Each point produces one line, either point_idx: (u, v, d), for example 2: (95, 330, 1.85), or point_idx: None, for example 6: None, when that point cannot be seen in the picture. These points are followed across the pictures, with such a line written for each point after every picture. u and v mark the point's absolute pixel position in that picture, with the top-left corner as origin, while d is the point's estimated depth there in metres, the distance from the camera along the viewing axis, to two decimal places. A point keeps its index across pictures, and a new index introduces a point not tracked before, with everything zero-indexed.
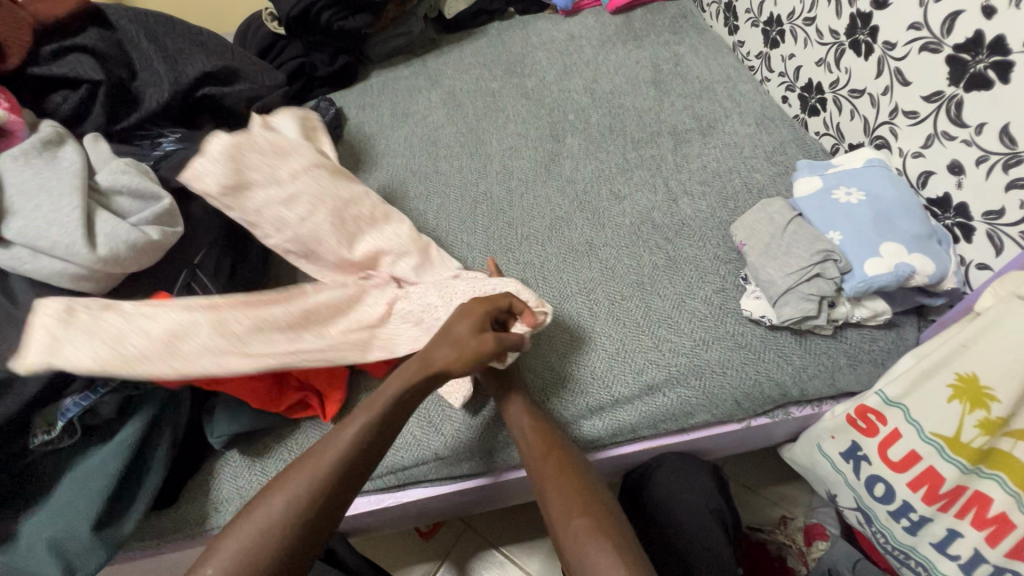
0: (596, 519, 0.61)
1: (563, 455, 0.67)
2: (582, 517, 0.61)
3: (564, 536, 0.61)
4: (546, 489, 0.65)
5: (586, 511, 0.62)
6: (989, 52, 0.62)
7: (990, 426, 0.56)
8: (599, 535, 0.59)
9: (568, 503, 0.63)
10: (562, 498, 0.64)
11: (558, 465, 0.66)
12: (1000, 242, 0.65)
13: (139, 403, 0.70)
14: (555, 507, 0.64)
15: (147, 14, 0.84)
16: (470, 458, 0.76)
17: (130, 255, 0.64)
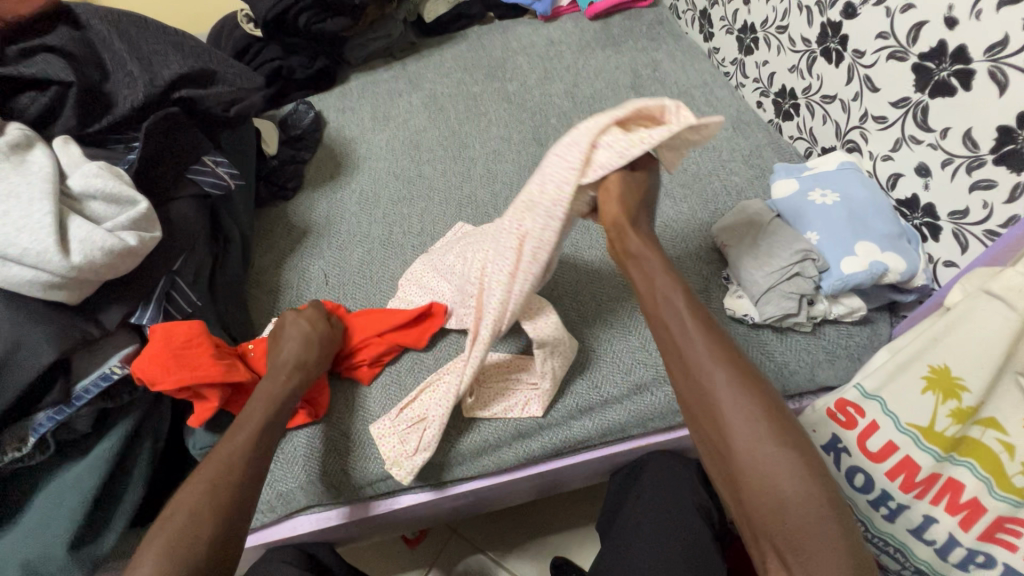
0: (776, 418, 0.53)
1: (728, 348, 0.57)
2: (760, 415, 0.52)
3: (731, 434, 0.52)
4: (712, 382, 0.54)
5: (768, 408, 0.53)
6: (952, 61, 0.65)
7: (962, 415, 0.59)
8: (780, 433, 0.52)
9: (746, 399, 0.53)
10: (740, 398, 0.53)
11: (728, 357, 0.56)
12: (966, 241, 0.68)
13: (116, 415, 0.68)
14: (726, 404, 0.53)
15: (118, 14, 0.82)
16: (464, 461, 0.76)
17: (106, 262, 0.62)
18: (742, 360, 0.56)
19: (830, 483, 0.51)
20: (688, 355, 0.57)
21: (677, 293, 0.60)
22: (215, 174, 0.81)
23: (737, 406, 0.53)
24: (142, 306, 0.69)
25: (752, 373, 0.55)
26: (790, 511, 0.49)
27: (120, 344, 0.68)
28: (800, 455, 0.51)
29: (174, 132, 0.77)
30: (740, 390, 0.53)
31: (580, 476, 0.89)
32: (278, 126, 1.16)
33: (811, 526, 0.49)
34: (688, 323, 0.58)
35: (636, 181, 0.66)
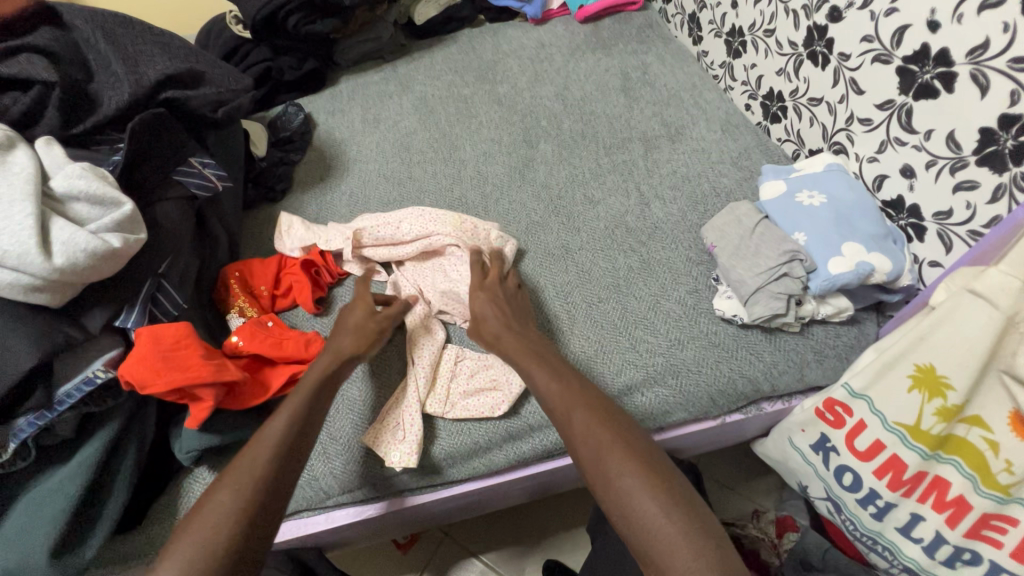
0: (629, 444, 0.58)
1: (587, 405, 0.62)
2: (612, 445, 0.57)
3: (594, 466, 0.57)
4: (571, 424, 0.61)
5: (616, 441, 0.58)
6: (935, 64, 0.66)
7: (947, 413, 0.60)
8: (627, 457, 0.56)
9: (599, 434, 0.58)
10: (592, 453, 0.58)
11: (582, 398, 0.62)
12: (950, 241, 0.69)
13: (100, 419, 0.67)
14: (586, 441, 0.59)
15: (103, 14, 0.81)
16: (454, 463, 0.75)
17: (89, 265, 0.61)
18: (597, 399, 0.63)
19: (684, 496, 0.54)
20: (557, 418, 0.62)
21: (537, 356, 0.69)
22: (202, 175, 0.80)
23: (596, 440, 0.58)
24: (126, 309, 0.68)
25: (604, 408, 0.62)
26: (653, 526, 0.51)
27: (104, 347, 0.66)
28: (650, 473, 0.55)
29: (160, 133, 0.76)
30: (595, 425, 0.59)
31: (571, 478, 0.89)
32: (267, 127, 1.15)
33: (671, 538, 0.50)
34: (547, 374, 0.66)
35: (497, 285, 0.80)
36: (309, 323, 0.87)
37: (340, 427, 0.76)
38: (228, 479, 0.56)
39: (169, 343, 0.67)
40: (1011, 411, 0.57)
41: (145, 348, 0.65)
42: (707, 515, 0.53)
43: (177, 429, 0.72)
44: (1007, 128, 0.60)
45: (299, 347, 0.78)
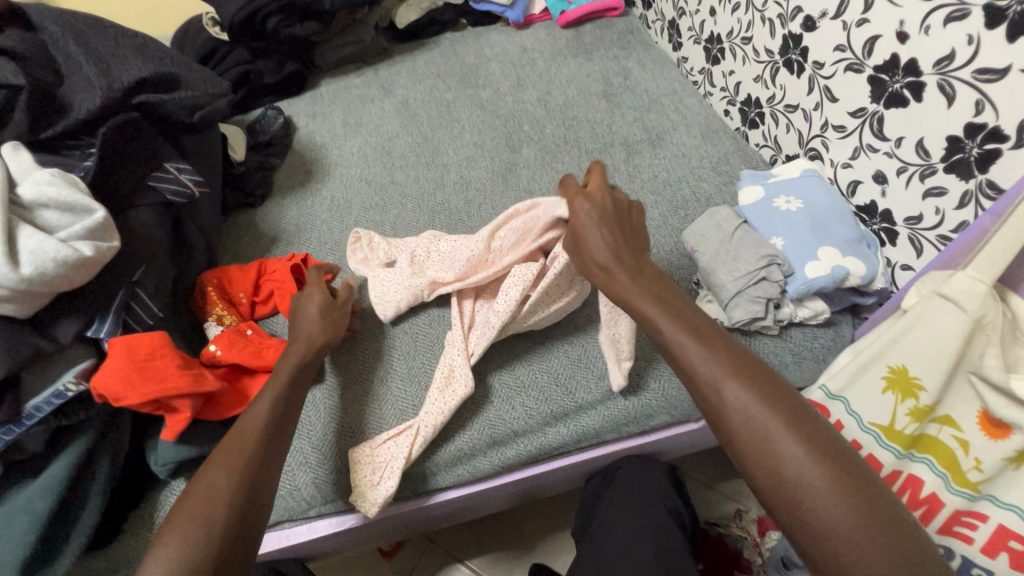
0: (794, 419, 0.47)
1: (745, 370, 0.49)
2: (783, 434, 0.46)
3: (751, 445, 0.46)
4: (716, 396, 0.49)
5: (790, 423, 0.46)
6: (904, 73, 0.68)
7: (920, 413, 0.61)
8: (805, 451, 0.45)
9: (757, 410, 0.47)
10: (769, 430, 0.46)
11: (731, 359, 0.50)
12: (921, 246, 0.71)
13: (71, 433, 0.65)
14: (741, 414, 0.48)
15: (74, 16, 0.79)
16: (443, 471, 0.75)
17: (58, 274, 0.59)
18: (747, 358, 0.51)
19: (868, 484, 0.44)
20: (701, 380, 0.50)
21: (661, 301, 0.56)
22: (177, 181, 0.78)
23: (756, 416, 0.47)
24: (98, 319, 0.66)
25: (759, 373, 0.49)
26: (830, 519, 0.42)
27: (75, 359, 0.65)
28: (828, 457, 0.45)
29: (133, 138, 0.74)
30: (749, 395, 0.48)
31: (555, 483, 0.89)
32: (245, 131, 1.13)
33: (855, 535, 0.42)
34: (679, 329, 0.53)
35: (604, 200, 0.64)
36: None
37: (319, 435, 0.75)
38: (201, 480, 0.54)
39: (142, 350, 0.65)
40: (979, 411, 0.59)
41: (117, 356, 0.64)
42: (889, 506, 0.43)
43: (153, 441, 0.70)
44: (972, 136, 0.62)
45: (279, 355, 0.78)
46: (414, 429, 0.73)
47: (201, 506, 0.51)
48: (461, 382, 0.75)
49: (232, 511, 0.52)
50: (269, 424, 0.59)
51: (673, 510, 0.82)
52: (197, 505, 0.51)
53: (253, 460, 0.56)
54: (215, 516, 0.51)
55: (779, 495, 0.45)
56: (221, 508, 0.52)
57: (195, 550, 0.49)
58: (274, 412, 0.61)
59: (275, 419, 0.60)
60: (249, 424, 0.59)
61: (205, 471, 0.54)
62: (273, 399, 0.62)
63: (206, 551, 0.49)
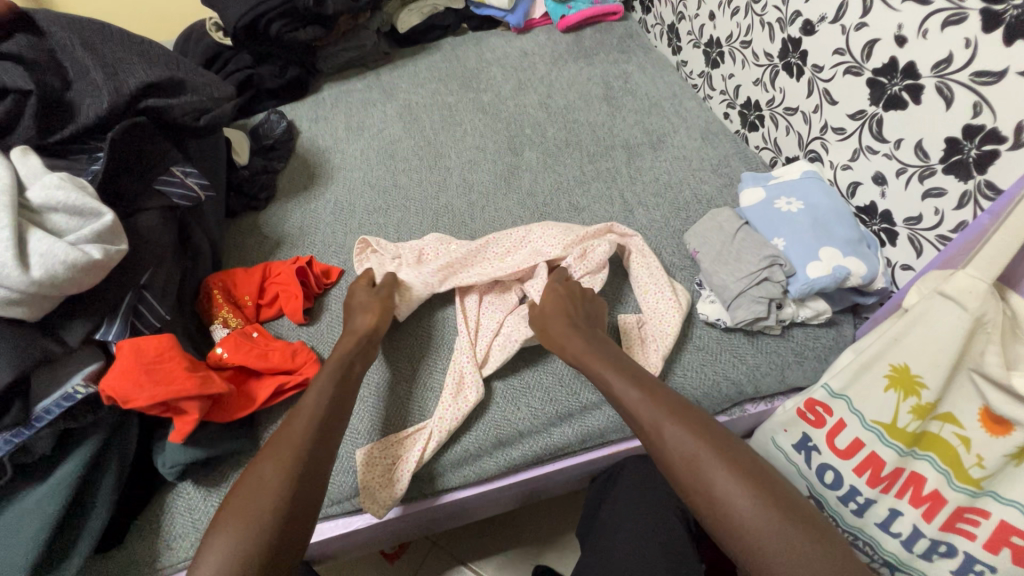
0: (723, 450, 0.57)
1: (676, 408, 0.61)
2: (709, 458, 0.56)
3: (688, 475, 0.57)
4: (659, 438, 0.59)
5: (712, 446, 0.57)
6: (903, 76, 0.69)
7: (922, 411, 0.62)
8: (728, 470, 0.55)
9: (691, 444, 0.57)
10: (699, 453, 0.57)
11: (668, 407, 0.61)
12: (921, 246, 0.72)
13: (80, 436, 0.65)
14: (676, 445, 0.58)
15: (80, 22, 0.79)
16: (448, 472, 0.75)
17: (68, 277, 0.60)
18: (681, 405, 0.62)
19: (785, 500, 0.54)
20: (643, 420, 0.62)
21: (614, 363, 0.68)
22: (184, 185, 0.78)
23: (687, 444, 0.58)
24: (107, 322, 0.66)
25: (692, 416, 0.60)
26: (757, 532, 0.52)
27: (83, 362, 0.65)
28: (753, 479, 0.55)
29: (141, 141, 0.75)
30: (684, 433, 0.58)
31: (559, 484, 0.90)
32: (249, 135, 1.14)
33: (780, 544, 0.51)
34: (630, 385, 0.64)
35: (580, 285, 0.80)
36: (295, 333, 0.87)
37: None
38: (250, 484, 0.56)
39: (149, 353, 0.65)
40: (981, 408, 0.60)
41: (125, 360, 0.64)
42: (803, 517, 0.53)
43: (161, 443, 0.71)
44: (971, 138, 0.63)
45: (286, 358, 0.78)
46: (427, 431, 0.74)
47: (252, 510, 0.54)
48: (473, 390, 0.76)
49: (278, 518, 0.54)
50: (316, 430, 0.62)
51: (678, 509, 0.82)
52: (247, 510, 0.54)
53: (299, 467, 0.58)
54: (263, 522, 0.53)
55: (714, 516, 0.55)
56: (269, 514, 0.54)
57: (247, 540, 0.52)
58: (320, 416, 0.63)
59: (322, 417, 0.63)
60: (298, 427, 0.61)
61: (253, 476, 0.57)
62: (320, 402, 0.64)
63: (255, 556, 0.52)
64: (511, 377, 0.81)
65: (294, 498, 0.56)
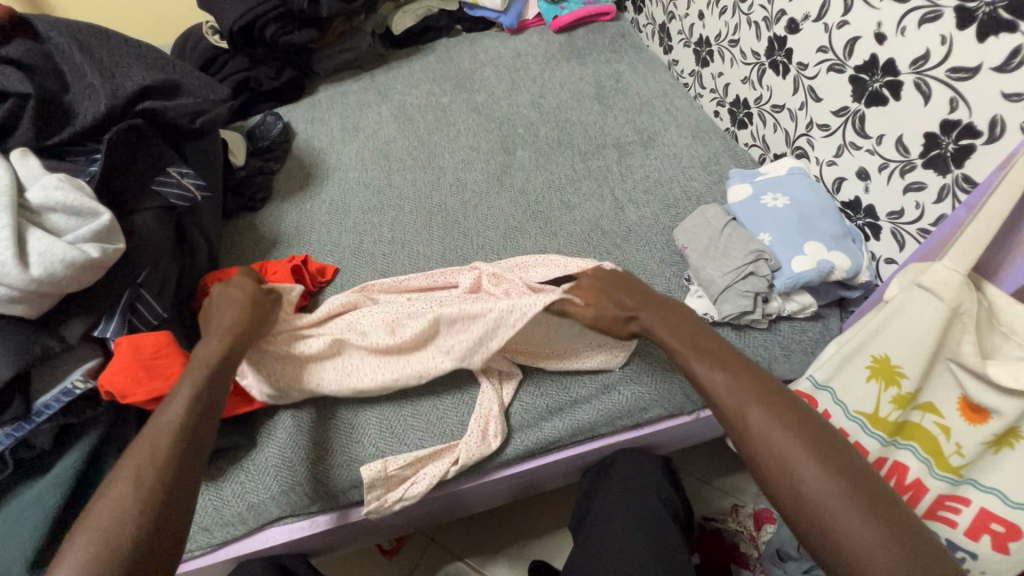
0: (819, 444, 0.51)
1: (766, 393, 0.56)
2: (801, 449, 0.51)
3: (773, 467, 0.51)
4: (744, 425, 0.54)
5: (804, 436, 0.52)
6: (883, 73, 0.71)
7: (902, 401, 0.63)
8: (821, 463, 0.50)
9: (784, 435, 0.52)
10: (787, 438, 0.52)
11: (760, 393, 0.56)
12: (903, 239, 0.73)
13: (79, 430, 0.67)
14: (763, 431, 0.53)
15: (78, 26, 0.81)
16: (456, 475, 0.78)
17: (67, 275, 0.61)
18: (776, 393, 0.56)
19: (890, 512, 0.47)
20: (726, 401, 0.57)
21: (700, 348, 0.63)
22: (180, 186, 0.79)
23: (775, 433, 0.52)
24: (105, 319, 0.68)
25: (785, 404, 0.55)
26: (852, 539, 0.46)
27: (82, 358, 0.66)
28: (843, 474, 0.49)
29: (138, 143, 0.76)
30: (770, 419, 0.53)
31: (553, 477, 0.91)
32: (246, 137, 1.16)
33: (882, 557, 0.44)
34: (716, 369, 0.60)
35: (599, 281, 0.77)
36: None
37: (324, 432, 0.77)
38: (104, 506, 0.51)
39: (148, 351, 0.67)
40: (959, 397, 0.60)
41: (124, 357, 0.65)
42: (912, 534, 0.46)
43: None
44: (948, 132, 0.64)
45: None
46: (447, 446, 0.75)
47: (99, 535, 0.49)
48: (487, 396, 0.77)
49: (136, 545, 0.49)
50: (176, 440, 0.55)
51: (666, 500, 0.84)
52: (94, 541, 0.49)
53: (154, 487, 0.52)
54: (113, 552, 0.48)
55: (801, 511, 0.49)
56: (116, 539, 0.49)
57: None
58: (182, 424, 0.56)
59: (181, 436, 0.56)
60: (158, 439, 0.55)
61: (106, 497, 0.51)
62: (182, 410, 0.57)
63: None
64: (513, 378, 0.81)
65: (153, 521, 0.51)
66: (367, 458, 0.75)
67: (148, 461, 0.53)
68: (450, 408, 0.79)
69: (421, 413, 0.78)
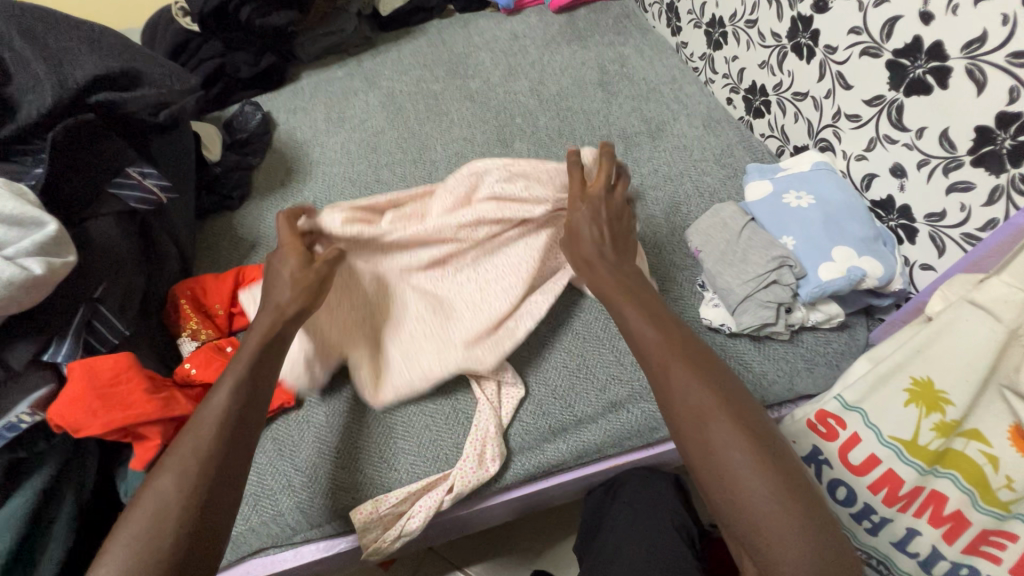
0: (733, 406, 0.51)
1: (692, 351, 0.55)
2: (716, 407, 0.51)
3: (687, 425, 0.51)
4: (666, 381, 0.54)
5: (720, 396, 0.52)
6: (927, 58, 0.63)
7: (946, 429, 0.57)
8: (735, 425, 0.50)
9: (704, 397, 0.51)
10: (705, 395, 0.52)
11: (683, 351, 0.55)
12: (942, 244, 0.66)
13: (30, 465, 0.60)
14: (684, 391, 0.53)
15: (22, 8, 0.72)
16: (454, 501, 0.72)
17: (5, 296, 0.54)
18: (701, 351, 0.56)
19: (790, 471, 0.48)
20: (653, 355, 0.56)
21: (633, 298, 0.61)
22: (142, 188, 0.72)
23: (695, 391, 0.52)
24: (56, 341, 0.61)
25: (707, 363, 0.54)
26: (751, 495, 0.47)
27: (31, 386, 0.59)
28: (752, 436, 0.49)
29: (89, 140, 0.68)
30: (694, 378, 0.53)
31: (557, 496, 0.85)
32: (222, 129, 1.07)
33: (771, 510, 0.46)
34: (644, 320, 0.58)
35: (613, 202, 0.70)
36: None
37: (306, 457, 0.70)
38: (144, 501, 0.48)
39: (107, 379, 0.60)
40: (1011, 425, 0.55)
41: (79, 388, 0.58)
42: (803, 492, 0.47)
43: (123, 469, 0.66)
44: (1005, 126, 0.57)
45: None
46: (448, 477, 0.69)
47: (143, 537, 0.45)
48: (484, 416, 0.72)
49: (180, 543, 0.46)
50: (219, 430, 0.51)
51: (680, 525, 0.77)
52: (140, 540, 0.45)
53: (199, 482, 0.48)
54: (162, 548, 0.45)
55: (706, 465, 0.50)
56: (160, 539, 0.45)
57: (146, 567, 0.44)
58: (229, 413, 0.52)
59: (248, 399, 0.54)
60: (201, 429, 0.51)
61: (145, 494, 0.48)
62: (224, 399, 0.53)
63: None
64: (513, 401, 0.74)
65: (199, 517, 0.47)
66: (353, 485, 0.69)
67: (189, 453, 0.50)
68: (444, 429, 0.73)
69: (413, 433, 0.72)
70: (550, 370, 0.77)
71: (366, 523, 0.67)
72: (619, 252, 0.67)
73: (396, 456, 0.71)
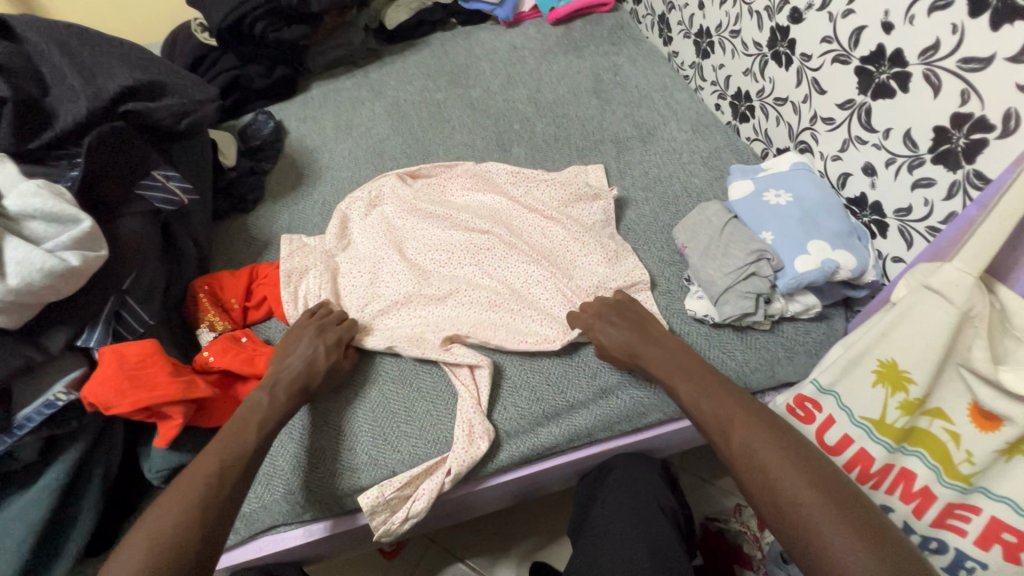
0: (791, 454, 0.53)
1: (746, 409, 0.59)
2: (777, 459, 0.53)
3: (762, 484, 0.53)
4: (731, 447, 0.57)
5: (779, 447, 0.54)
6: (890, 64, 0.68)
7: (910, 407, 0.61)
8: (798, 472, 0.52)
9: (762, 451, 0.54)
10: (766, 449, 0.54)
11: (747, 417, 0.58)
12: (910, 237, 0.71)
13: (63, 442, 0.65)
14: (745, 447, 0.55)
15: (59, 26, 0.79)
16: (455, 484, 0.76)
17: (45, 284, 0.59)
18: (760, 414, 0.58)
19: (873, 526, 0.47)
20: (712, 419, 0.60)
21: (683, 373, 0.66)
22: (166, 189, 0.79)
23: (757, 449, 0.55)
24: (89, 328, 0.67)
25: (767, 426, 0.56)
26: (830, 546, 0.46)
27: (65, 369, 0.65)
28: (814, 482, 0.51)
29: (120, 146, 0.74)
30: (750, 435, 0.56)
31: (551, 482, 0.89)
32: (236, 137, 1.13)
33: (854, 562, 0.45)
34: (697, 395, 0.63)
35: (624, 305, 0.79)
36: (283, 335, 0.87)
37: (314, 440, 0.75)
38: (169, 502, 0.54)
39: (135, 364, 0.65)
40: (969, 403, 0.59)
41: (110, 370, 0.63)
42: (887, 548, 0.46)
43: (146, 448, 0.71)
44: (959, 126, 0.61)
45: None
46: (448, 461, 0.73)
47: (167, 531, 0.52)
48: (468, 402, 0.76)
49: (202, 545, 0.53)
50: (248, 458, 0.61)
51: (666, 508, 0.82)
52: (161, 531, 0.52)
53: (227, 495, 0.57)
54: (185, 545, 0.52)
55: (782, 523, 0.51)
56: (186, 534, 0.52)
57: (169, 539, 0.51)
58: (258, 446, 0.62)
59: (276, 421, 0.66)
60: (234, 452, 0.60)
61: (175, 487, 0.56)
62: (255, 433, 0.63)
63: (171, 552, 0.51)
64: (508, 390, 0.79)
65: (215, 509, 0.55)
66: (360, 465, 0.74)
67: (222, 464, 0.59)
68: (444, 414, 0.77)
69: (415, 419, 0.77)
70: (545, 360, 0.81)
71: (373, 507, 0.70)
72: (654, 334, 0.74)
73: (400, 440, 0.75)
